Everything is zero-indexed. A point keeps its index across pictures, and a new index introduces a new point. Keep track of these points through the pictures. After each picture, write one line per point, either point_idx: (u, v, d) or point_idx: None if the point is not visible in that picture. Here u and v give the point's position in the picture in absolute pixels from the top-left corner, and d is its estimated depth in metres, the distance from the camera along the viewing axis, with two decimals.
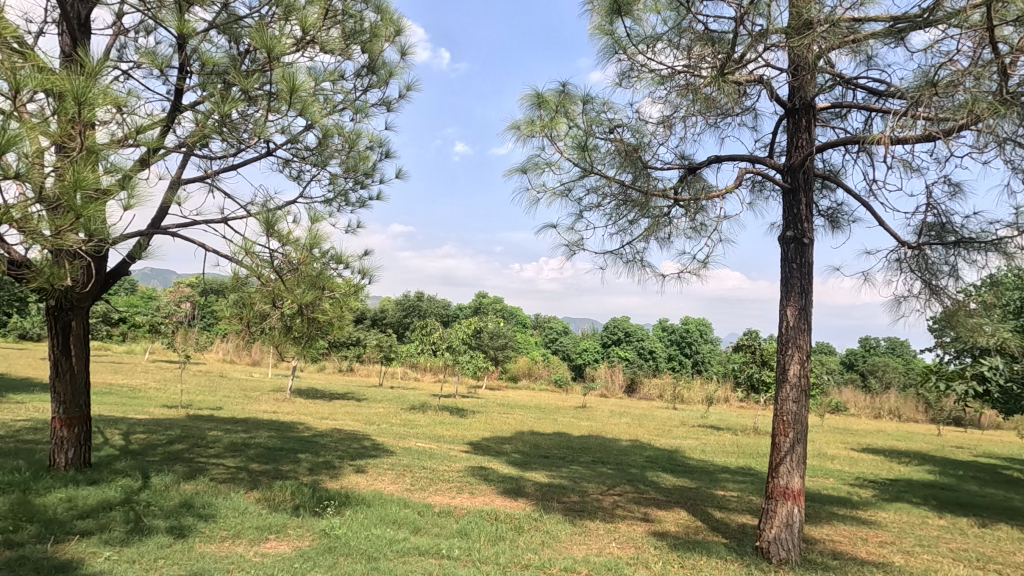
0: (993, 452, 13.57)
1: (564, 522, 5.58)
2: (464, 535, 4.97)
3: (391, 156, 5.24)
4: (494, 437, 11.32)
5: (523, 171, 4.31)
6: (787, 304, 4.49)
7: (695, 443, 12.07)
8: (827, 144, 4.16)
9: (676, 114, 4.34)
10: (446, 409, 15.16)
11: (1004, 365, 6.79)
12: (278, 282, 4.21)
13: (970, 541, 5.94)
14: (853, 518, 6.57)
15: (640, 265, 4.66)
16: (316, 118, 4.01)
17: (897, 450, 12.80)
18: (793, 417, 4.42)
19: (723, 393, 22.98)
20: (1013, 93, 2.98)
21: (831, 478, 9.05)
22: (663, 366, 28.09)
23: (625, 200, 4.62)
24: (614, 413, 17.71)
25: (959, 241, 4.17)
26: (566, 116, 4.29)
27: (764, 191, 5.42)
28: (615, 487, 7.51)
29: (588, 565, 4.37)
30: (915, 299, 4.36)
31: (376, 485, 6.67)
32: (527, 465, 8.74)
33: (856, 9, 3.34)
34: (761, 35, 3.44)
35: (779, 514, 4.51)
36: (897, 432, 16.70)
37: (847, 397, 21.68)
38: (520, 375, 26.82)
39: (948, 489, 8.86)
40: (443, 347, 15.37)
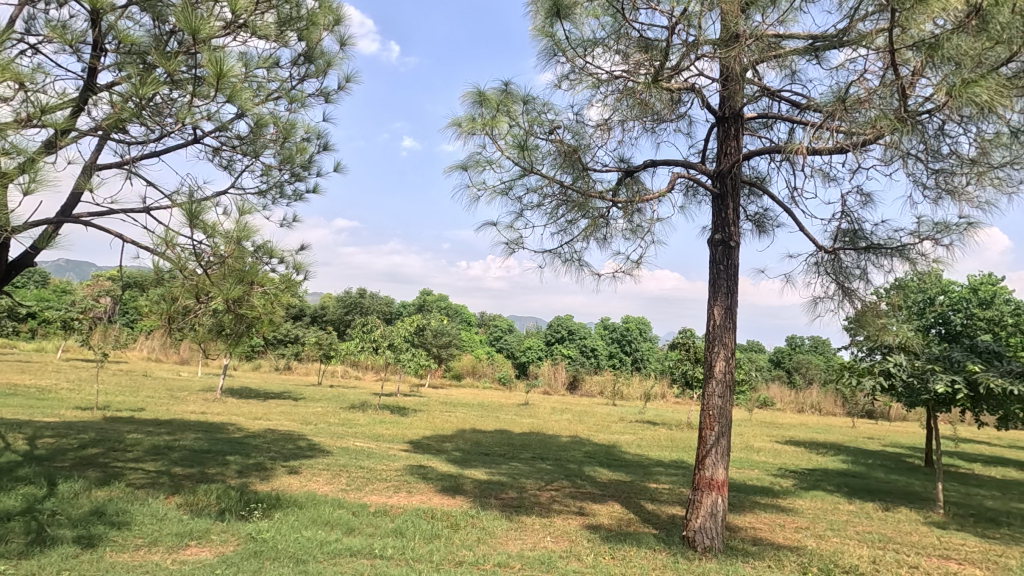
0: (899, 442, 14.76)
1: (501, 518, 5.63)
2: (399, 534, 4.92)
3: (329, 149, 5.09)
4: (435, 435, 11.27)
5: (464, 168, 4.32)
6: (715, 303, 4.72)
7: (632, 438, 12.42)
8: (754, 152, 4.40)
9: (614, 118, 4.47)
10: (388, 407, 14.96)
11: (905, 361, 7.51)
12: (202, 277, 3.93)
13: (874, 524, 6.45)
14: (774, 506, 6.99)
15: (578, 264, 4.79)
16: (247, 106, 3.85)
17: (816, 442, 13.66)
18: (718, 411, 4.65)
19: (660, 390, 23.80)
20: (913, 113, 3.25)
21: (756, 470, 9.57)
22: (604, 363, 28.84)
23: (565, 200, 4.72)
24: (555, 410, 18.02)
25: (869, 246, 4.52)
26: (507, 115, 4.32)
27: (697, 196, 5.68)
28: (553, 482, 7.65)
29: (522, 559, 4.43)
30: (830, 301, 4.69)
31: (310, 486, 6.49)
32: (466, 462, 8.76)
33: (778, 26, 3.55)
34: (693, 45, 3.60)
35: (705, 504, 4.73)
36: (817, 425, 17.88)
37: (773, 392, 22.98)
38: (464, 373, 26.74)
39: (859, 477, 9.54)
40: (384, 345, 15.11)
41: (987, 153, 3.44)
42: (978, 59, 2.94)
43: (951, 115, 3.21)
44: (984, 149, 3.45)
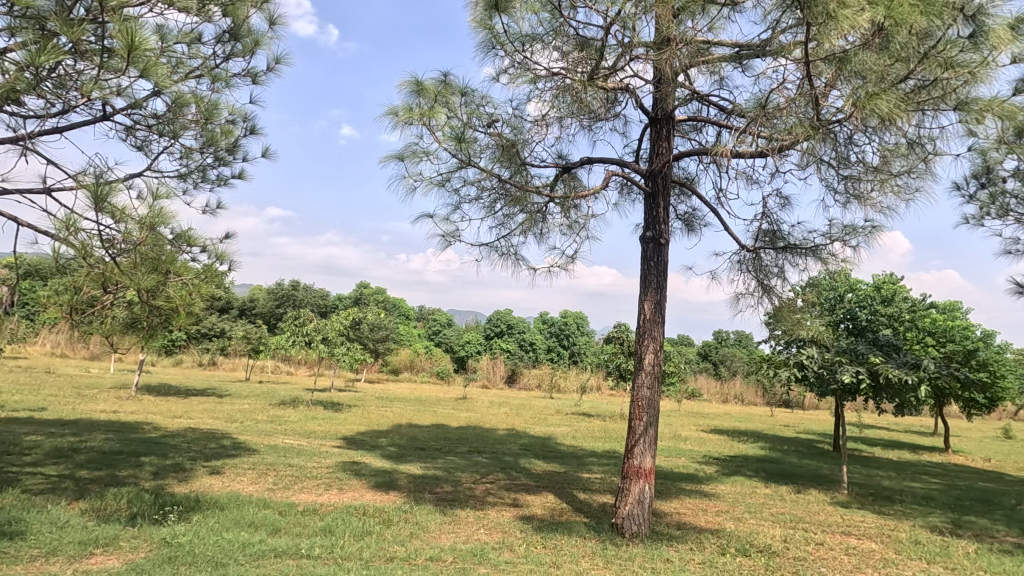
0: (811, 428, 15.92)
1: (435, 512, 5.61)
2: (328, 532, 4.78)
3: (257, 133, 4.83)
4: (370, 431, 11.06)
5: (400, 158, 4.23)
6: (646, 298, 4.87)
7: (567, 430, 12.68)
8: (684, 153, 4.58)
9: (552, 115, 4.51)
10: (320, 403, 14.51)
11: (818, 354, 8.04)
12: (110, 265, 3.64)
13: (787, 505, 6.92)
14: (698, 491, 7.34)
15: (515, 258, 4.81)
16: (164, 83, 3.58)
17: (738, 430, 14.47)
18: (647, 402, 4.82)
19: (595, 382, 24.44)
20: (825, 122, 3.47)
21: (683, 458, 10.03)
22: (543, 357, 29.28)
23: (503, 194, 4.73)
24: (493, 403, 18.11)
25: (786, 246, 4.82)
26: (445, 106, 4.27)
27: (631, 194, 5.84)
28: (488, 475, 7.69)
29: (454, 553, 4.42)
30: (751, 297, 4.97)
31: (233, 486, 6.18)
32: (402, 458, 8.64)
33: (706, 33, 3.69)
34: (627, 46, 3.68)
35: (633, 491, 4.90)
36: (740, 414, 18.96)
37: (701, 383, 24.11)
38: (402, 368, 26.35)
39: (775, 462, 10.19)
40: (318, 339, 14.62)
41: (889, 163, 3.75)
42: (881, 76, 3.19)
43: (858, 125, 3.46)
44: (886, 158, 3.76)
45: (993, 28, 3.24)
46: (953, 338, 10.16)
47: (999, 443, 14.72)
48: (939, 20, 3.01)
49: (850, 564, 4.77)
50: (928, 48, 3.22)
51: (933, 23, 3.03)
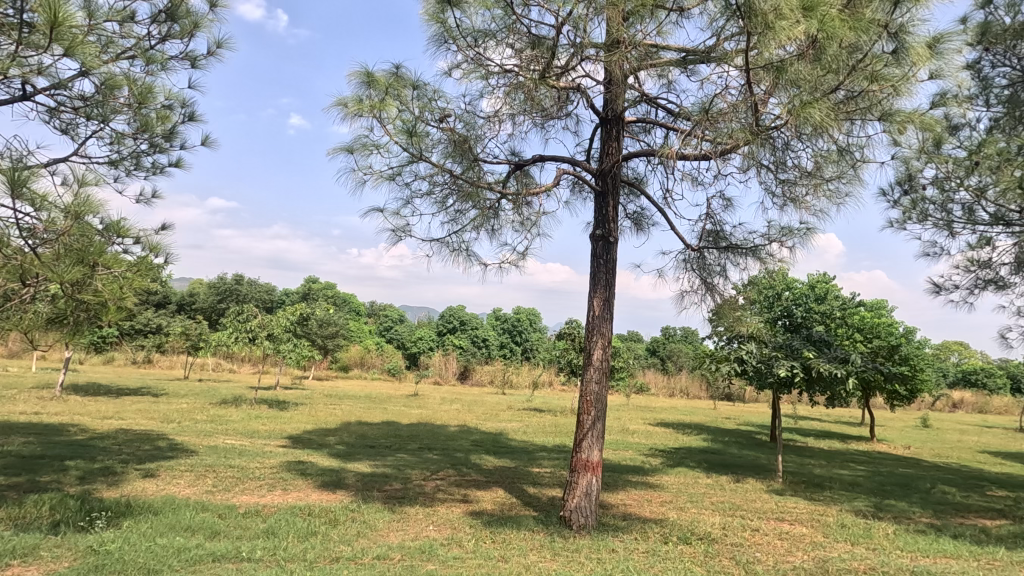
0: (751, 420, 16.67)
1: (383, 511, 5.54)
2: (270, 534, 4.64)
3: (196, 119, 4.61)
4: (318, 429, 10.79)
5: (350, 150, 4.14)
6: (595, 295, 4.97)
7: (519, 425, 12.77)
8: (633, 154, 4.69)
9: (505, 111, 4.52)
10: (265, 401, 14.04)
11: (756, 349, 8.43)
12: (29, 256, 3.39)
13: (727, 494, 7.23)
14: (643, 483, 7.55)
15: (467, 254, 4.80)
16: (92, 63, 3.37)
17: (683, 423, 14.98)
18: (595, 396, 4.91)
19: (547, 377, 24.68)
20: (764, 128, 3.64)
21: (630, 451, 10.29)
22: (495, 353, 29.36)
23: (454, 190, 4.70)
24: (445, 400, 18.02)
25: (728, 246, 5.03)
26: (397, 99, 4.20)
27: (583, 192, 5.94)
28: (439, 472, 7.65)
29: (402, 550, 4.39)
30: (695, 294, 5.15)
31: (169, 489, 5.90)
32: (350, 456, 8.47)
33: (655, 37, 3.79)
34: (579, 47, 3.74)
35: (581, 484, 5.00)
36: (685, 408, 19.64)
37: (649, 378, 24.80)
38: (352, 365, 25.79)
39: (717, 453, 10.62)
40: (263, 335, 14.09)
41: (822, 168, 3.97)
42: (815, 85, 3.37)
43: (794, 132, 3.64)
44: (819, 164, 3.97)
45: (914, 47, 3.42)
46: (880, 334, 10.83)
47: (917, 431, 15.87)
48: (866, 35, 3.21)
49: (782, 548, 5.03)
50: (856, 61, 3.43)
51: (861, 37, 3.23)
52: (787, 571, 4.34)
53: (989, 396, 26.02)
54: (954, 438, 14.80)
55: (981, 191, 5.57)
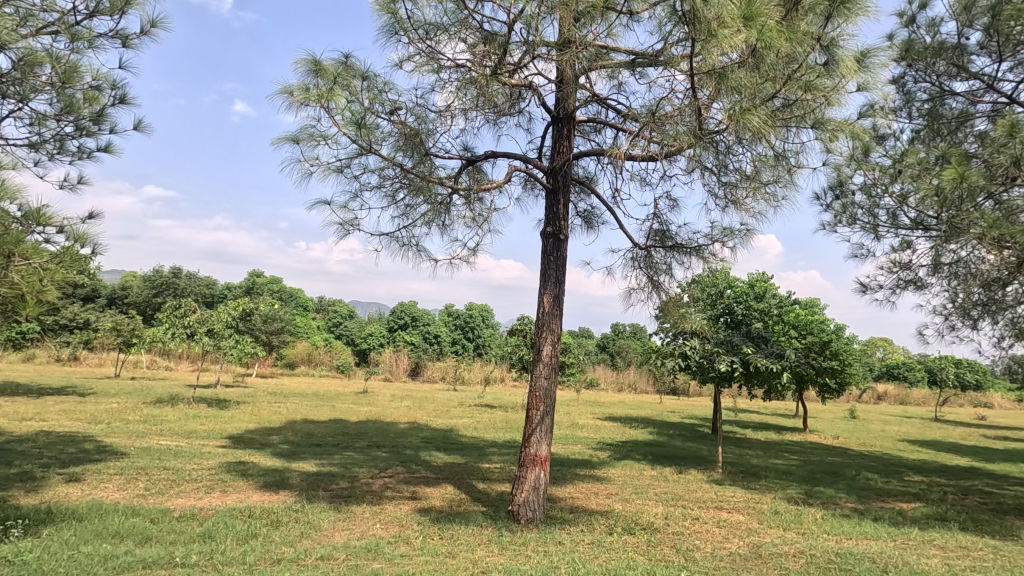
0: (694, 414, 17.30)
1: (328, 510, 5.42)
2: (207, 538, 4.46)
3: (128, 102, 4.36)
4: (261, 428, 10.43)
5: (295, 140, 4.01)
6: (545, 292, 5.02)
7: (470, 422, 12.76)
8: (582, 153, 4.76)
9: (457, 106, 4.49)
10: (204, 400, 13.44)
11: (699, 344, 8.76)
12: None
13: (670, 485, 7.49)
14: (591, 476, 7.71)
15: (417, 249, 4.76)
16: (8, 37, 3.12)
17: (630, 417, 15.39)
18: (544, 392, 4.98)
19: (499, 373, 24.76)
20: (707, 132, 3.77)
21: (579, 445, 10.48)
22: (447, 349, 29.21)
23: (405, 183, 4.64)
24: (396, 397, 17.78)
25: (674, 245, 5.19)
26: (346, 89, 4.11)
27: (534, 189, 5.98)
28: (387, 469, 7.56)
29: (347, 550, 4.31)
30: (641, 292, 5.29)
31: (95, 494, 5.56)
32: (295, 455, 8.24)
33: (605, 38, 3.86)
34: (531, 45, 3.76)
35: (529, 478, 5.06)
36: (633, 402, 20.16)
37: (599, 373, 25.28)
38: (298, 362, 25.00)
39: (661, 446, 10.95)
40: (202, 331, 13.45)
41: (760, 173, 4.16)
42: (754, 93, 3.51)
43: (734, 137, 3.80)
44: (758, 169, 4.16)
45: (842, 61, 3.69)
46: (813, 330, 11.44)
47: (845, 422, 16.89)
48: (800, 47, 3.38)
49: (719, 535, 5.26)
50: (792, 71, 3.60)
51: (797, 48, 3.39)
52: (724, 556, 4.54)
53: (909, 389, 28.04)
54: (878, 428, 15.83)
55: (903, 198, 5.97)
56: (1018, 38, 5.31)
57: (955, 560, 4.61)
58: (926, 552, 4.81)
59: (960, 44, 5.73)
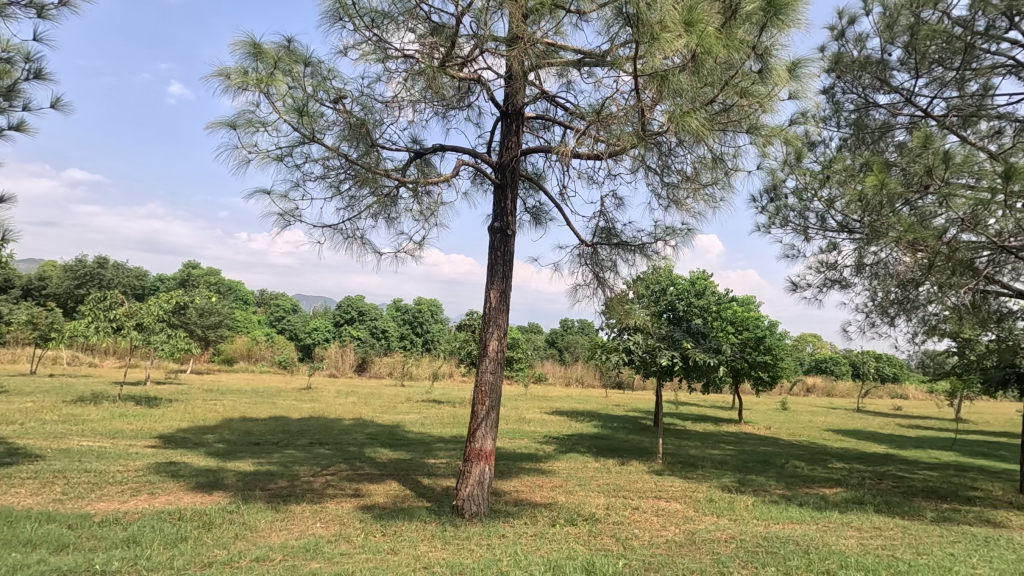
0: (638, 407, 17.82)
1: (265, 510, 5.25)
2: (132, 543, 4.23)
3: (45, 77, 4.03)
4: (194, 427, 9.95)
5: (232, 126, 3.84)
6: (492, 287, 5.03)
7: (416, 418, 12.63)
8: (530, 150, 4.78)
9: (404, 97, 4.41)
10: (132, 398, 12.69)
11: (642, 339, 9.01)
12: None
13: (612, 476, 7.69)
14: (536, 469, 7.81)
15: (361, 242, 4.67)
16: None
17: (576, 411, 15.68)
18: (490, 386, 4.99)
19: (448, 369, 24.62)
20: (650, 133, 3.88)
21: (525, 439, 10.58)
22: (395, 344, 28.79)
23: (350, 174, 4.53)
24: (340, 393, 17.38)
25: (619, 243, 5.32)
26: (287, 74, 3.95)
27: (483, 184, 5.97)
28: (330, 467, 7.40)
29: (284, 550, 4.19)
30: (587, 288, 5.39)
31: (4, 500, 5.15)
32: (231, 454, 7.93)
33: (553, 36, 3.88)
34: (480, 39, 3.74)
35: (473, 472, 5.06)
36: (579, 396, 20.54)
37: (547, 368, 25.55)
38: (237, 357, 23.96)
39: (605, 439, 11.22)
40: (130, 325, 12.67)
41: (699, 174, 4.32)
42: (694, 96, 3.63)
43: (675, 138, 3.92)
44: (697, 170, 4.32)
45: (774, 69, 3.87)
46: (748, 326, 11.99)
47: (777, 414, 17.85)
48: (737, 55, 3.50)
49: (657, 523, 5.45)
50: (730, 77, 3.74)
51: (734, 55, 3.52)
52: (660, 544, 4.71)
53: (834, 381, 29.92)
54: (806, 419, 16.81)
55: (830, 202, 6.34)
56: (933, 56, 5.73)
57: (869, 540, 4.97)
58: (844, 533, 5.16)
59: (883, 59, 6.12)
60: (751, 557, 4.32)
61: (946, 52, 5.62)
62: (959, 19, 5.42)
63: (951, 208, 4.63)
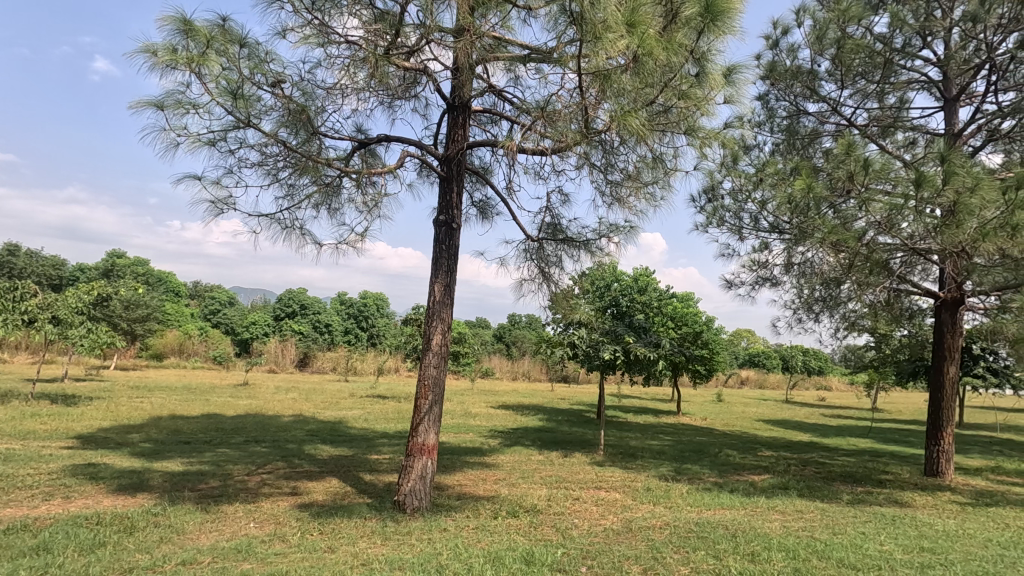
0: (583, 400, 18.18)
1: (194, 511, 5.01)
2: (42, 551, 3.93)
3: None
4: (118, 426, 9.36)
5: (159, 106, 3.61)
6: (436, 280, 4.98)
7: (359, 413, 12.40)
8: (477, 144, 4.76)
9: (347, 85, 4.29)
10: (47, 397, 11.78)
11: (586, 334, 9.17)
12: None
13: (555, 468, 7.82)
14: (480, 463, 7.83)
15: (301, 233, 4.52)
16: None
17: (522, 405, 15.83)
18: (433, 381, 4.94)
19: (393, 363, 24.22)
20: (593, 130, 3.95)
21: (471, 433, 10.59)
22: (339, 339, 28.14)
23: (289, 162, 4.37)
24: (280, 389, 16.79)
25: (564, 239, 5.39)
26: (221, 54, 3.75)
27: (429, 176, 5.91)
28: (266, 465, 7.14)
29: (213, 552, 4.01)
30: (532, 283, 5.44)
31: None
32: (158, 454, 7.52)
33: (500, 30, 3.87)
34: (425, 28, 3.68)
35: (415, 467, 5.02)
36: (526, 390, 20.74)
37: (494, 363, 25.61)
38: (167, 353, 22.67)
39: (550, 432, 11.37)
40: (43, 318, 11.74)
41: (641, 174, 4.45)
42: (636, 96, 3.72)
43: (618, 136, 4.00)
44: (639, 169, 4.43)
45: (711, 73, 3.95)
46: (687, 322, 12.45)
47: (713, 405, 18.66)
48: (676, 57, 3.60)
49: (596, 513, 5.59)
50: (670, 79, 3.85)
51: (673, 58, 3.62)
52: (598, 532, 4.83)
53: (766, 374, 31.58)
54: (739, 410, 17.66)
55: (763, 204, 6.66)
56: (857, 69, 6.12)
57: (791, 522, 5.29)
58: (769, 517, 5.47)
59: (813, 69, 6.48)
60: (683, 542, 4.50)
61: (869, 66, 6.05)
62: (880, 35, 5.81)
63: (870, 211, 4.95)
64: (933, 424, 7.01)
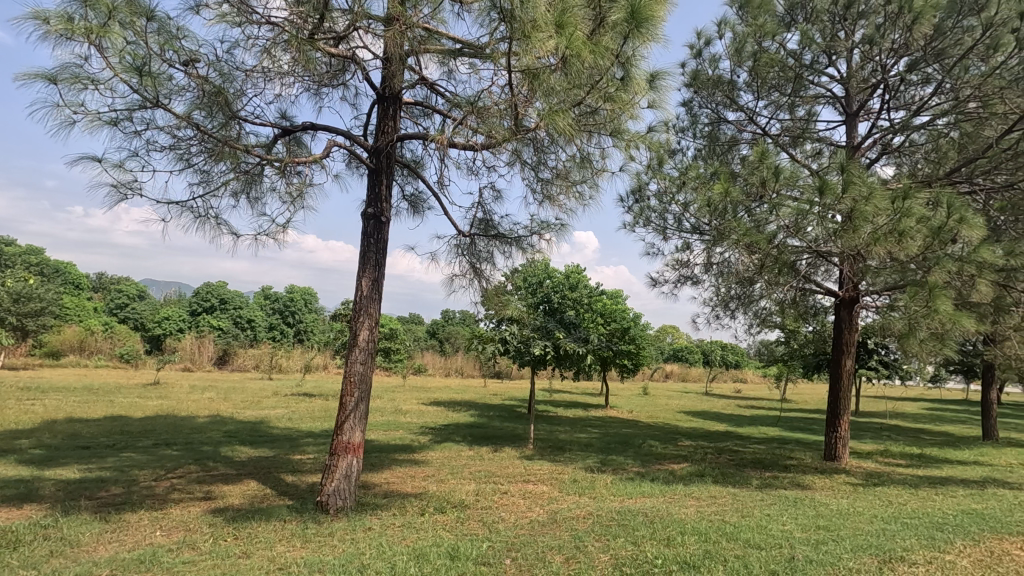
0: (514, 396, 18.37)
1: (92, 521, 4.62)
2: None
3: None
4: (3, 431, 8.45)
5: (51, 80, 3.29)
6: (364, 275, 4.85)
7: (283, 412, 11.89)
8: (407, 136, 4.67)
9: (269, 68, 4.09)
10: None
11: (517, 329, 9.03)
12: None
13: (485, 463, 7.84)
14: (409, 460, 7.74)
15: (216, 222, 4.27)
16: None
17: (454, 401, 15.77)
18: (359, 377, 4.82)
19: (321, 361, 23.40)
20: (523, 127, 3.98)
21: (400, 430, 10.42)
22: (263, 335, 26.86)
23: (204, 147, 4.12)
24: (195, 388, 15.78)
25: (496, 235, 5.41)
26: (126, 27, 3.46)
27: (358, 167, 5.75)
28: (177, 469, 6.70)
29: (112, 564, 3.73)
30: (464, 279, 5.42)
31: None
32: (51, 461, 6.86)
33: (431, 22, 3.82)
34: (353, 15, 3.57)
35: (340, 466, 4.89)
36: (458, 386, 20.69)
37: (427, 359, 25.33)
38: (65, 351, 20.69)
39: (481, 427, 11.40)
40: None
41: (570, 173, 4.54)
42: (564, 96, 3.79)
43: (548, 134, 4.05)
44: (568, 169, 4.54)
45: (635, 78, 4.05)
46: (615, 318, 12.84)
47: (638, 399, 19.44)
48: (603, 61, 3.66)
49: (523, 505, 5.67)
50: (598, 81, 3.94)
51: (601, 61, 3.70)
52: (524, 525, 4.90)
53: (688, 368, 33.22)
54: (663, 403, 18.47)
55: (685, 206, 6.98)
56: (771, 82, 6.53)
57: (705, 507, 5.61)
58: (685, 503, 5.77)
59: (732, 80, 6.85)
60: (605, 531, 4.65)
61: (781, 79, 6.47)
62: (792, 51, 6.23)
63: (780, 215, 5.31)
64: (833, 412, 7.63)
